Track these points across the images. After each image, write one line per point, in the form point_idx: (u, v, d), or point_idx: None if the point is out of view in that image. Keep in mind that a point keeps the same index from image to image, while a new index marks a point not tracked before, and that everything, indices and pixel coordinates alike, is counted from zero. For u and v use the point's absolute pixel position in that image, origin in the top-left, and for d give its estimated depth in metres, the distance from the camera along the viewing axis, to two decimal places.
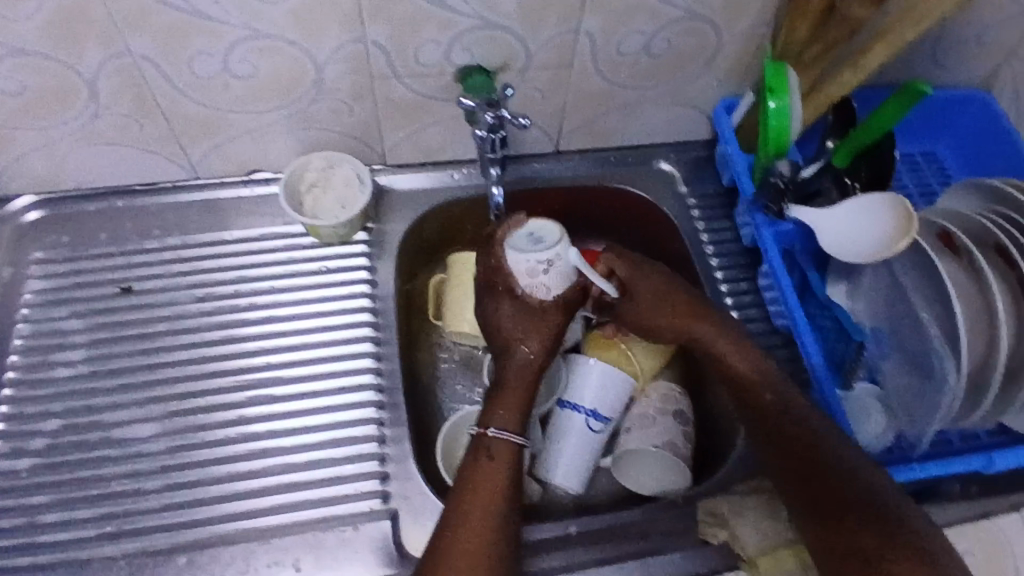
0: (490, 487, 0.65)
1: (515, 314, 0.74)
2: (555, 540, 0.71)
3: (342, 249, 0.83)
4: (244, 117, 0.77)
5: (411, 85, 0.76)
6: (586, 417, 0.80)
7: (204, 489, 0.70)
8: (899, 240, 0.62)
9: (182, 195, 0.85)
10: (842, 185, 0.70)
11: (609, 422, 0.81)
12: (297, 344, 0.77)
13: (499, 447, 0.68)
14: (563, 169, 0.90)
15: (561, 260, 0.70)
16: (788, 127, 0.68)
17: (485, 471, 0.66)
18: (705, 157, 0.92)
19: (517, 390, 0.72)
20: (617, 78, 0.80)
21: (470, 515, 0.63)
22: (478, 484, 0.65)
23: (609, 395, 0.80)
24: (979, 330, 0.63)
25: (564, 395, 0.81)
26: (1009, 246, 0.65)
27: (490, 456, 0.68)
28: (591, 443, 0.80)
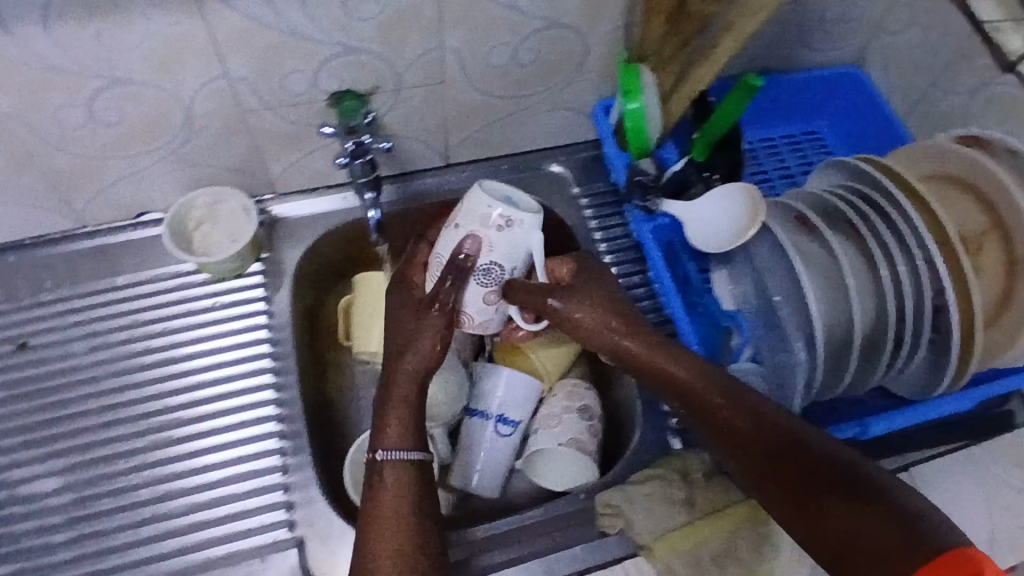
0: (388, 514, 0.65)
1: (425, 328, 0.73)
2: (487, 541, 0.75)
3: (237, 282, 0.85)
4: (120, 161, 0.77)
5: (285, 115, 0.77)
6: (495, 423, 0.81)
7: (112, 537, 0.72)
8: (749, 226, 0.69)
9: (73, 244, 0.84)
10: (706, 179, 0.76)
11: (518, 425, 0.82)
12: (197, 383, 0.79)
13: (390, 470, 0.68)
14: (455, 182, 0.92)
15: (520, 227, 0.69)
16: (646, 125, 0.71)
17: (384, 501, 0.66)
18: (594, 156, 0.95)
19: (408, 403, 0.71)
20: (493, 89, 0.82)
21: (378, 536, 0.64)
22: (377, 514, 0.65)
23: (516, 399, 0.82)
24: (839, 308, 0.66)
25: (472, 403, 0.83)
26: (858, 220, 0.69)
27: (382, 482, 0.67)
28: (502, 448, 0.81)
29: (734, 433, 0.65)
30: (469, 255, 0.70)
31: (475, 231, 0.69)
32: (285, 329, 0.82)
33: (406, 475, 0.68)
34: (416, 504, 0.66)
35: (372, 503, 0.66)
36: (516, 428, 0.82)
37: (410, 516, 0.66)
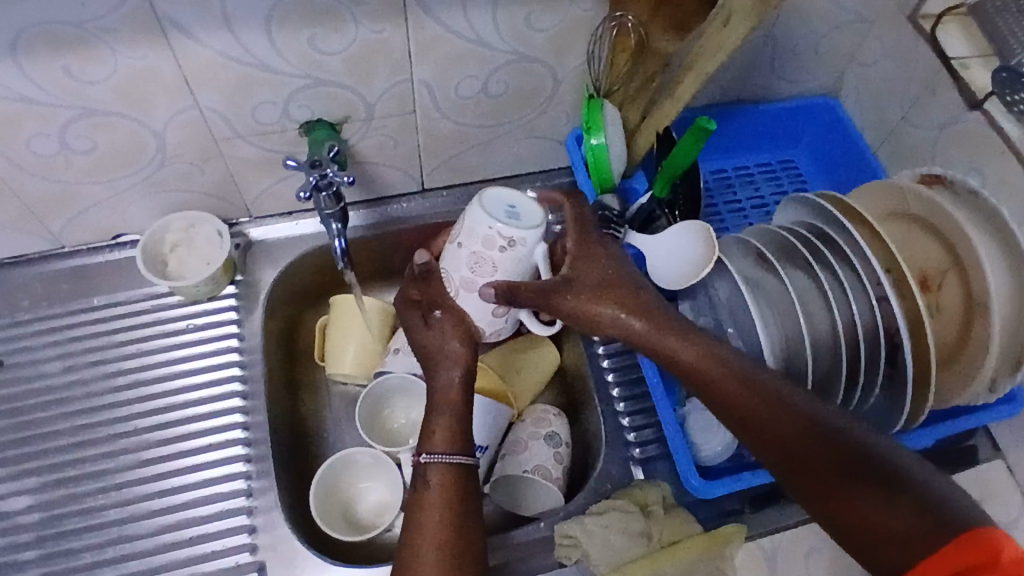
0: (436, 516, 0.63)
1: (452, 338, 0.71)
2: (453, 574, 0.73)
3: (210, 304, 0.86)
4: (95, 187, 0.79)
5: (257, 143, 0.78)
6: None
7: (78, 558, 0.73)
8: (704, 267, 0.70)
9: (51, 265, 0.86)
10: (670, 213, 0.78)
11: (486, 450, 0.82)
12: (168, 406, 0.80)
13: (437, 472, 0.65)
14: (430, 207, 0.93)
15: (522, 246, 0.69)
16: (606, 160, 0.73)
17: (431, 504, 0.63)
18: (569, 183, 0.96)
19: (453, 411, 0.68)
20: (464, 118, 0.83)
21: (424, 547, 0.61)
22: (426, 523, 0.62)
23: (483, 424, 0.81)
24: (786, 346, 0.68)
25: None
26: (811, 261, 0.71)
27: (428, 485, 0.64)
28: None
29: (757, 425, 0.60)
30: (472, 273, 0.71)
31: (477, 250, 0.70)
32: (256, 352, 0.84)
33: (452, 479, 0.65)
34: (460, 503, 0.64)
35: (419, 506, 0.64)
36: (484, 452, 0.82)
37: (462, 518, 0.63)
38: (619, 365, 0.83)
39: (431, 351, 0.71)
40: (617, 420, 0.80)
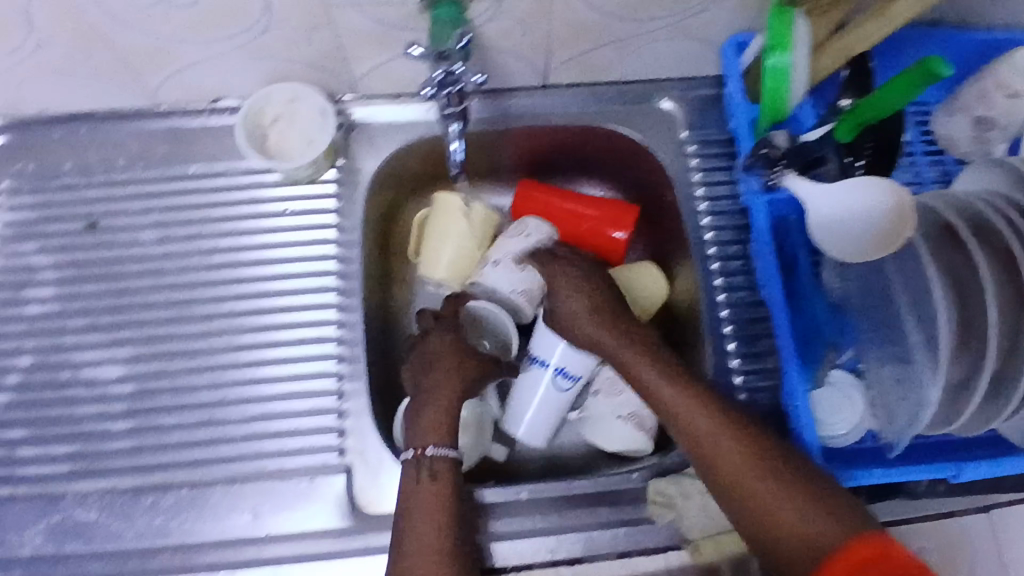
0: (425, 529, 0.64)
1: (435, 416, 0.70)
2: (550, 502, 0.71)
3: (309, 188, 0.79)
4: (196, 46, 0.70)
5: (373, 15, 0.68)
6: (554, 374, 0.76)
7: (169, 434, 0.72)
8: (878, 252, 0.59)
9: (144, 124, 0.79)
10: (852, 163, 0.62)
11: (577, 380, 0.77)
12: (261, 289, 0.76)
13: (440, 466, 0.67)
14: (552, 105, 0.82)
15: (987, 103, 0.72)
16: (785, 89, 0.59)
17: (422, 489, 0.66)
18: (711, 97, 0.83)
19: (438, 516, 0.65)
20: (610, 6, 0.70)
21: (415, 526, 0.64)
22: (414, 512, 0.65)
23: (580, 354, 0.76)
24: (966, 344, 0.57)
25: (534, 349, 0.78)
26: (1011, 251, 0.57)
27: (432, 475, 0.67)
28: (559, 401, 0.77)
29: None
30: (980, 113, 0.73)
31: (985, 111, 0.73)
32: (355, 247, 0.78)
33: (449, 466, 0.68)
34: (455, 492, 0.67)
35: (417, 509, 0.65)
36: (575, 383, 0.77)
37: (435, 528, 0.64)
38: (740, 317, 0.76)
39: (422, 391, 0.72)
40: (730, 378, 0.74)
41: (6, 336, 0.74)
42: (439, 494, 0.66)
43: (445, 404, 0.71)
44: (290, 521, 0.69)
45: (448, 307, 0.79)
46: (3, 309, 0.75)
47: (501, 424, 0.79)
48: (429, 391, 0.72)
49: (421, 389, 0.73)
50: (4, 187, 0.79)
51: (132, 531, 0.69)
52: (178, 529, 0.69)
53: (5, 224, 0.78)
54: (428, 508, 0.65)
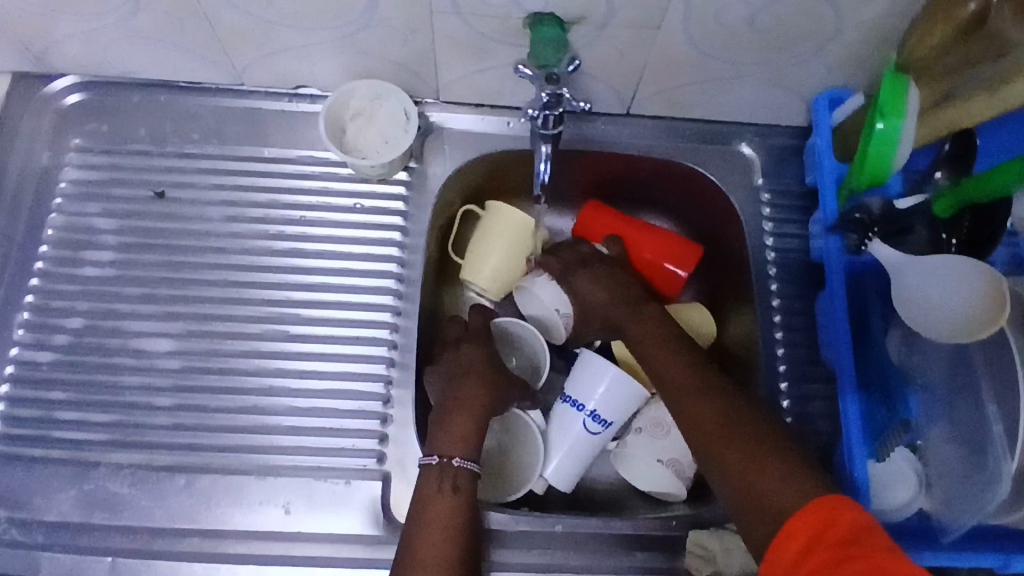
0: (435, 544, 0.63)
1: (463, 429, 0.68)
2: (586, 536, 0.71)
3: (380, 187, 0.79)
4: (291, 32, 0.69)
5: (474, 25, 0.67)
6: (587, 418, 0.73)
7: (211, 416, 0.71)
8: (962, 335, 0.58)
9: (222, 101, 0.79)
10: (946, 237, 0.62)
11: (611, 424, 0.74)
12: (320, 283, 0.75)
13: (463, 481, 0.66)
14: (630, 135, 0.81)
15: None
16: (891, 155, 0.59)
17: (438, 501, 0.65)
18: (793, 147, 0.82)
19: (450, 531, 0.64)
20: (711, 47, 0.69)
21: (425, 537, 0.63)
22: (428, 522, 0.64)
23: (617, 399, 0.73)
24: None
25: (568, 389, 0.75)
26: None
27: (452, 489, 0.66)
28: (589, 446, 0.74)
29: None
30: None
31: None
32: (417, 252, 0.77)
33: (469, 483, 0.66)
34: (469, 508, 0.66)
35: (430, 522, 0.64)
36: (608, 427, 0.74)
37: (445, 542, 0.63)
38: (796, 373, 0.76)
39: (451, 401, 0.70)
40: None
41: (59, 295, 0.74)
42: (455, 509, 0.65)
43: (475, 421, 0.69)
44: (322, 522, 0.68)
45: (472, 318, 0.76)
46: (60, 267, 0.75)
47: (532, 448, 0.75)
48: (462, 401, 0.70)
49: (450, 398, 0.70)
50: (75, 145, 0.78)
51: (162, 510, 0.68)
52: (208, 514, 0.68)
53: (70, 183, 0.77)
54: (441, 520, 0.64)
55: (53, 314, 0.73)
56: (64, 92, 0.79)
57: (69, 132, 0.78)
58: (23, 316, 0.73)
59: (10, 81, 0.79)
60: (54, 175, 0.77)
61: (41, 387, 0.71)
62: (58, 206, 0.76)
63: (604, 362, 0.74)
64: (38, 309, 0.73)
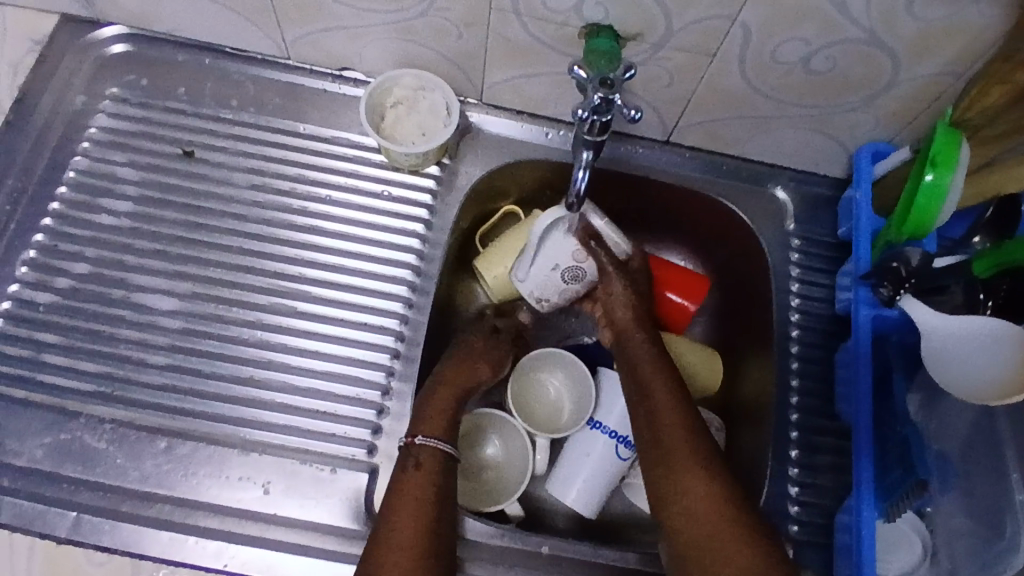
0: (407, 528, 0.59)
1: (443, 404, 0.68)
2: (572, 562, 0.67)
3: (409, 178, 0.77)
4: (347, 10, 0.69)
5: (531, 28, 0.67)
6: (615, 441, 0.72)
7: (203, 383, 0.69)
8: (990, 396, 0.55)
9: (266, 72, 0.79)
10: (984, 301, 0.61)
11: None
12: (334, 263, 0.73)
13: (427, 457, 0.64)
14: (666, 162, 0.80)
15: None
16: (937, 208, 0.59)
17: (404, 481, 0.62)
18: (828, 197, 0.81)
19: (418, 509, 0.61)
20: (762, 84, 0.69)
21: (403, 520, 0.60)
22: (403, 505, 0.61)
23: None
24: None
25: (591, 412, 0.74)
26: None
27: (416, 467, 0.63)
28: (615, 471, 0.72)
29: None
30: None
31: None
32: (438, 247, 0.75)
33: (435, 462, 0.64)
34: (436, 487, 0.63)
35: (396, 503, 0.61)
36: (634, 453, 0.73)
37: (415, 520, 0.60)
38: (807, 423, 0.74)
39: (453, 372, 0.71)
40: (784, 485, 0.72)
41: (68, 238, 0.72)
42: (420, 485, 0.62)
43: (449, 402, 0.68)
44: (300, 507, 0.65)
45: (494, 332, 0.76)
46: (75, 211, 0.73)
47: (555, 479, 0.73)
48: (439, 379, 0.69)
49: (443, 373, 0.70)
50: (111, 94, 0.77)
51: (137, 472, 0.65)
52: (184, 482, 0.65)
53: (99, 129, 0.76)
54: (416, 501, 0.61)
55: (59, 256, 0.71)
56: (109, 41, 0.79)
57: (107, 80, 0.78)
58: (28, 254, 0.71)
59: (57, 22, 0.79)
60: (86, 119, 0.76)
61: (34, 327, 0.69)
62: (83, 150, 0.75)
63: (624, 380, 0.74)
64: (45, 249, 0.72)
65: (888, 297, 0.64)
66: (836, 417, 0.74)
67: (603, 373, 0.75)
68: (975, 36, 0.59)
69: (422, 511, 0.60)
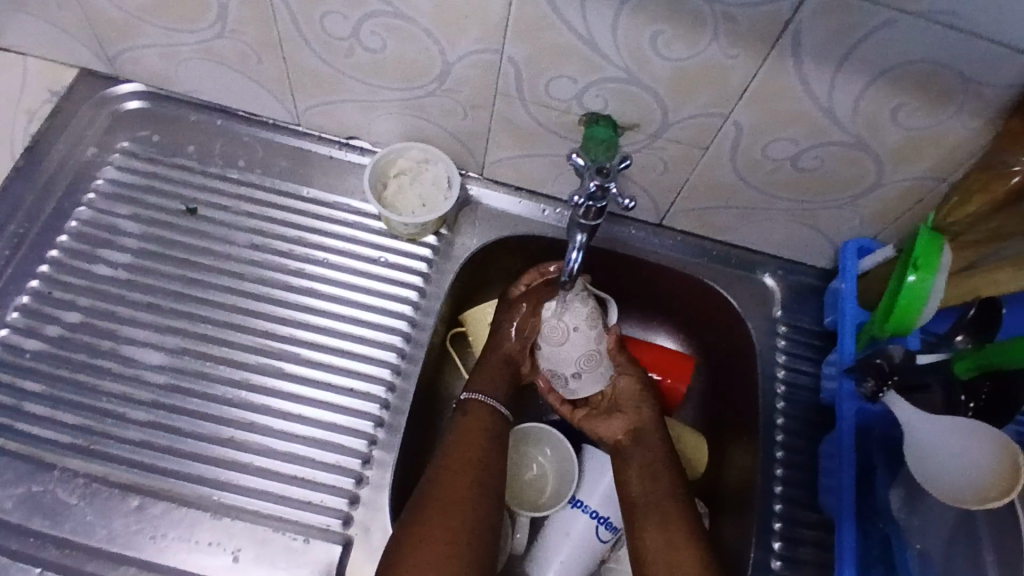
0: (450, 491, 0.66)
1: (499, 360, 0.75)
2: None
3: (406, 246, 0.79)
4: (359, 85, 0.72)
5: (534, 113, 0.70)
6: (596, 522, 0.71)
7: (183, 441, 0.68)
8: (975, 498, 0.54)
9: (275, 136, 0.81)
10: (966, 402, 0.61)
11: (618, 532, 0.73)
12: (326, 326, 0.74)
13: (474, 407, 0.72)
14: (659, 245, 0.82)
15: None
16: (919, 308, 0.60)
17: (468, 437, 0.70)
18: (815, 288, 0.82)
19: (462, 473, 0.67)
20: (752, 178, 0.71)
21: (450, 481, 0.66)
22: (456, 471, 0.67)
23: (620, 501, 0.73)
24: None
25: (575, 490, 0.73)
26: None
27: (464, 414, 0.71)
28: (594, 553, 0.71)
29: None
30: None
31: None
32: (430, 316, 0.76)
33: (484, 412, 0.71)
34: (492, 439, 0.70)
35: (449, 472, 0.67)
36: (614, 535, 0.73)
37: (465, 489, 0.66)
38: (790, 516, 0.73)
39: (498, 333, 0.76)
40: None
41: (63, 286, 0.73)
42: (480, 443, 0.69)
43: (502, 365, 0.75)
44: None
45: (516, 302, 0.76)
46: (73, 260, 0.74)
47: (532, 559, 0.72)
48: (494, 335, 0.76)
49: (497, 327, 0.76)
50: (122, 147, 0.79)
51: (106, 530, 0.64)
52: (152, 544, 0.64)
53: (106, 181, 0.78)
54: (462, 463, 0.67)
55: (52, 304, 0.72)
56: (126, 97, 0.81)
57: (120, 134, 0.80)
58: (21, 299, 0.72)
59: (78, 76, 0.81)
60: (94, 170, 0.78)
61: (17, 374, 0.69)
62: (88, 201, 0.76)
63: (607, 458, 0.75)
64: (38, 296, 0.72)
65: (872, 391, 0.65)
66: (819, 510, 0.73)
67: (587, 450, 0.75)
68: (955, 147, 0.62)
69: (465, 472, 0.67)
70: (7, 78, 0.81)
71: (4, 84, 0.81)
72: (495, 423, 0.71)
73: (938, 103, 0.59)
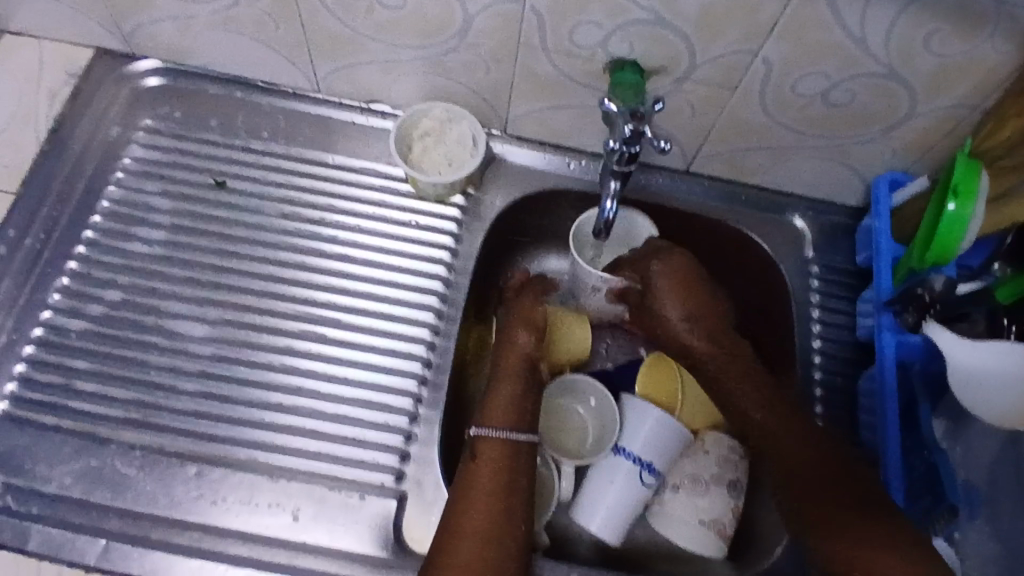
0: (479, 513, 0.62)
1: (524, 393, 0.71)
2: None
3: (435, 207, 0.79)
4: (379, 46, 0.72)
5: (559, 63, 0.69)
6: (640, 468, 0.71)
7: (233, 407, 0.69)
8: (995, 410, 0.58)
9: (296, 105, 0.81)
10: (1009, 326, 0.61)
11: (662, 477, 0.73)
12: (362, 291, 0.74)
13: (485, 447, 0.67)
14: (686, 192, 0.82)
15: None
16: (960, 236, 0.60)
17: (481, 476, 0.65)
18: (845, 226, 0.82)
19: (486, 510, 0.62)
20: (781, 116, 0.71)
21: (472, 509, 0.63)
22: (476, 499, 0.63)
23: (664, 447, 0.73)
24: None
25: (617, 439, 0.73)
26: None
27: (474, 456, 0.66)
28: (638, 497, 0.72)
29: None
30: None
31: None
32: (464, 275, 0.77)
33: (501, 454, 0.66)
34: (504, 483, 0.64)
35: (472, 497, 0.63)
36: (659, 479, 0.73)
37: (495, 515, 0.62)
38: None
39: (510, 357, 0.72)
40: None
41: (101, 265, 0.73)
42: (494, 479, 0.64)
43: (514, 386, 0.71)
44: (327, 534, 0.65)
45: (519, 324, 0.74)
46: (109, 238, 0.75)
47: (578, 505, 0.73)
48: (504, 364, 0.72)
49: (500, 363, 0.72)
50: (145, 125, 0.79)
51: (165, 499, 0.65)
52: (213, 509, 0.65)
53: (133, 159, 0.78)
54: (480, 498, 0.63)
55: (92, 283, 0.73)
56: (144, 73, 0.81)
57: (142, 112, 0.80)
58: (62, 280, 0.72)
59: (94, 55, 0.81)
60: (121, 148, 0.78)
61: (66, 353, 0.70)
62: (117, 180, 0.77)
63: (648, 404, 0.74)
64: (77, 276, 0.73)
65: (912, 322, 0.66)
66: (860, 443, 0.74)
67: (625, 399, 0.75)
68: (990, 71, 0.61)
69: (491, 504, 0.63)
70: (24, 62, 0.81)
71: (23, 67, 0.81)
72: (511, 459, 0.66)
73: (975, 26, 0.58)
